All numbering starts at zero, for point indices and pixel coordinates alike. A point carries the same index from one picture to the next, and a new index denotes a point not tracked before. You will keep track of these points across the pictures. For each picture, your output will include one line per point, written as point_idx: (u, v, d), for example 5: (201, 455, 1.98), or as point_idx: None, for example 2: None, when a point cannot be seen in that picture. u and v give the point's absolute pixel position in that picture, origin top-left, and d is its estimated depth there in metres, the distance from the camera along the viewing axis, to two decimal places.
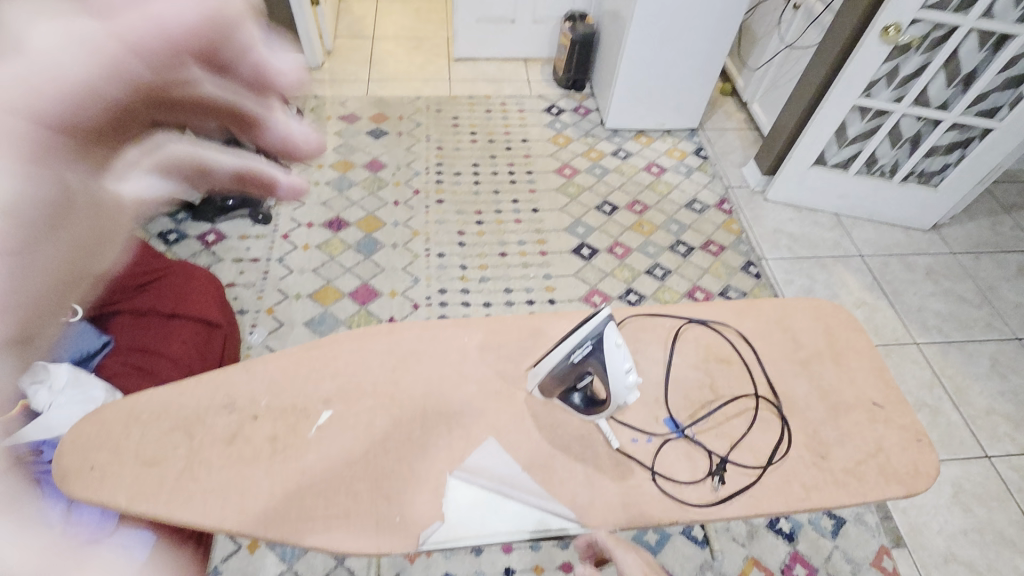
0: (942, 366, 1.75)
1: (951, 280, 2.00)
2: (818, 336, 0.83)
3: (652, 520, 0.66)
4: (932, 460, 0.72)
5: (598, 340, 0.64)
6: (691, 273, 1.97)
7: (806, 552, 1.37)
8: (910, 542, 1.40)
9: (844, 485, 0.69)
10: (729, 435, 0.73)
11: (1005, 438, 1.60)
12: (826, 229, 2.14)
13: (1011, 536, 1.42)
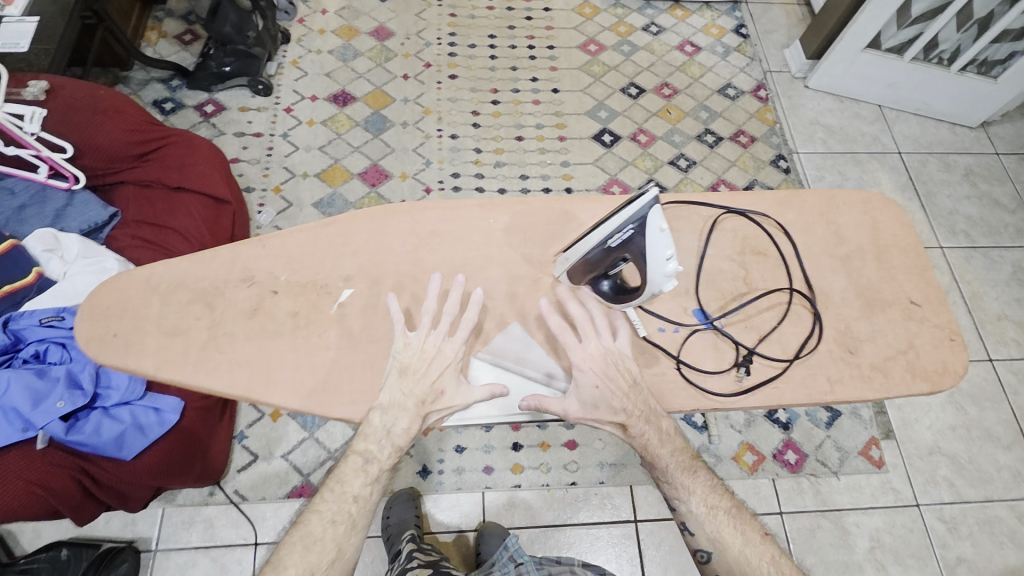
0: (962, 272, 1.72)
1: (989, 183, 1.90)
2: (862, 231, 0.79)
3: (674, 407, 0.67)
4: (962, 359, 0.71)
5: (640, 225, 0.60)
6: (716, 165, 1.87)
7: (798, 439, 1.43)
8: (901, 435, 1.46)
9: (869, 380, 0.69)
10: (758, 328, 0.71)
11: (1011, 343, 1.61)
12: (866, 122, 1.99)
13: (998, 433, 1.48)
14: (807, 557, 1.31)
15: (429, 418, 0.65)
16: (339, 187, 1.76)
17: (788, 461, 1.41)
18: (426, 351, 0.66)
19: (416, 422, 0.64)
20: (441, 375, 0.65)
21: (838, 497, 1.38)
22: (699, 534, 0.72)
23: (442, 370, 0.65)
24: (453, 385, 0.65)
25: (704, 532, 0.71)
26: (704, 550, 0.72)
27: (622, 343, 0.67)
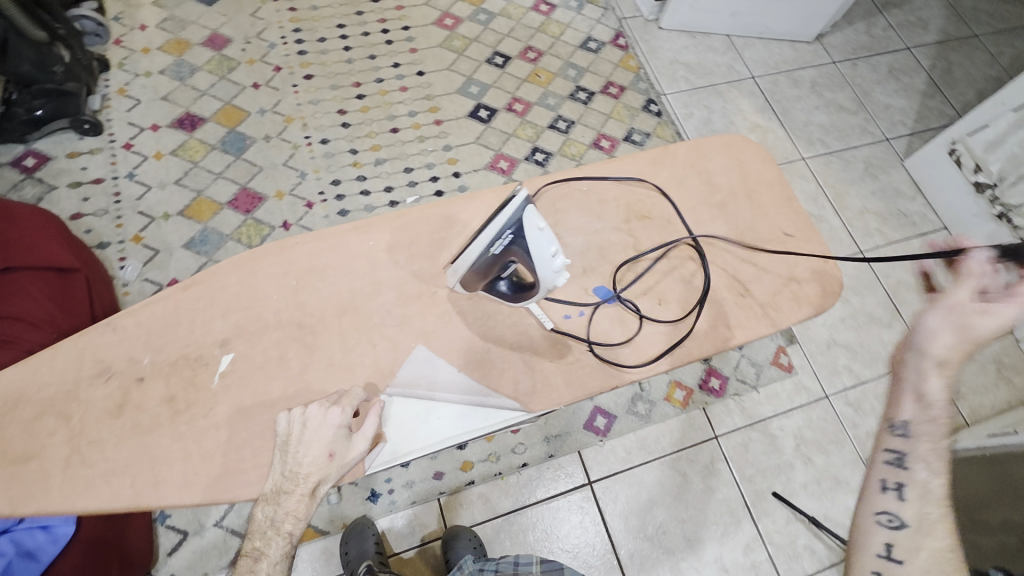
0: (825, 178, 1.88)
1: (833, 91, 2.07)
2: (731, 175, 0.82)
3: (594, 390, 0.67)
4: (837, 277, 0.77)
5: (518, 228, 0.58)
6: (594, 120, 1.90)
7: (718, 365, 1.53)
8: (802, 338, 1.60)
9: (762, 317, 0.73)
10: (658, 292, 0.73)
11: (875, 233, 1.80)
12: (719, 54, 2.09)
13: (879, 315, 1.66)
14: (745, 470, 1.42)
15: (318, 489, 0.61)
16: (209, 221, 1.60)
17: (713, 388, 1.50)
18: (304, 423, 0.61)
19: (303, 500, 0.60)
20: (324, 440, 0.60)
21: (762, 408, 1.50)
22: (909, 504, 0.63)
23: (321, 436, 0.60)
24: (342, 443, 0.61)
25: (916, 506, 0.62)
26: (896, 519, 0.63)
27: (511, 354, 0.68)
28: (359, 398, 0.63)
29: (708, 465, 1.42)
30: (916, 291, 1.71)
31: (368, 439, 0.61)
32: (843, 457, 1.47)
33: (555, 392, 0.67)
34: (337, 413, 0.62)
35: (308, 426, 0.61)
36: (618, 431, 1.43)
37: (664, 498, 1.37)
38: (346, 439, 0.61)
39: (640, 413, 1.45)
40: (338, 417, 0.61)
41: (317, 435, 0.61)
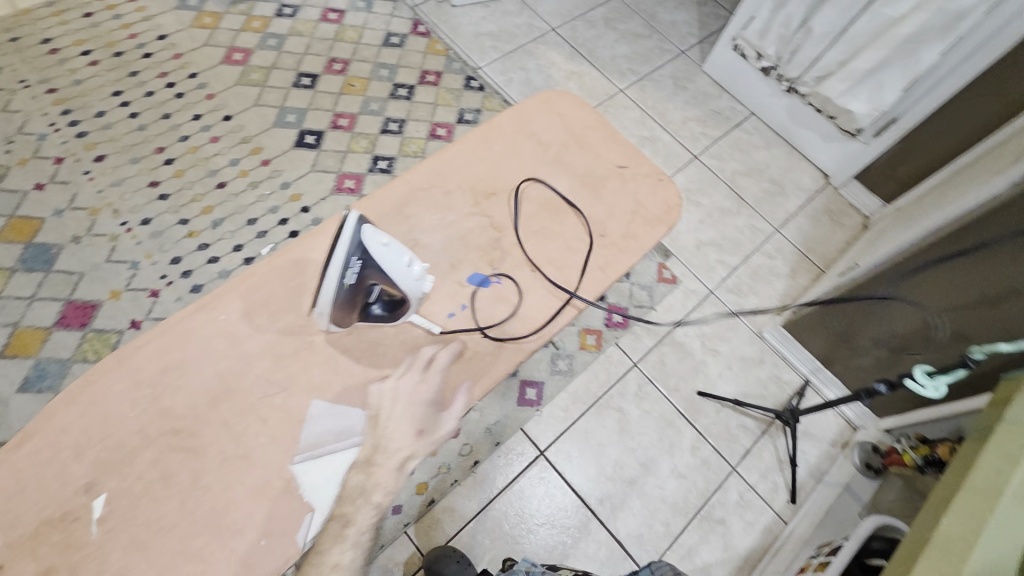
0: (645, 101, 2.03)
1: (624, 22, 2.22)
2: (556, 129, 0.86)
3: (502, 374, 0.68)
4: (675, 191, 0.84)
5: (361, 252, 0.59)
6: (423, 113, 1.88)
7: (615, 300, 1.62)
8: (674, 248, 1.74)
9: (625, 249, 0.78)
10: (528, 260, 0.75)
11: (701, 136, 1.98)
12: (515, 16, 2.15)
13: (728, 206, 1.85)
14: (669, 382, 1.53)
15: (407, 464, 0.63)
16: (40, 352, 1.39)
17: (617, 322, 1.59)
18: (397, 397, 0.64)
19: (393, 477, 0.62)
20: (411, 416, 0.63)
21: (663, 323, 1.61)
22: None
23: (411, 409, 0.64)
24: (431, 418, 0.64)
25: None
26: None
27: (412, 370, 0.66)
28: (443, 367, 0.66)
29: (637, 391, 1.51)
30: (749, 176, 1.92)
31: (455, 417, 0.64)
32: (741, 338, 1.63)
33: (467, 391, 0.67)
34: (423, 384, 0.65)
35: (400, 398, 0.64)
36: (550, 395, 1.47)
37: (611, 437, 1.45)
38: (434, 414, 0.64)
39: (563, 370, 1.50)
40: (428, 390, 0.65)
41: (416, 403, 0.64)
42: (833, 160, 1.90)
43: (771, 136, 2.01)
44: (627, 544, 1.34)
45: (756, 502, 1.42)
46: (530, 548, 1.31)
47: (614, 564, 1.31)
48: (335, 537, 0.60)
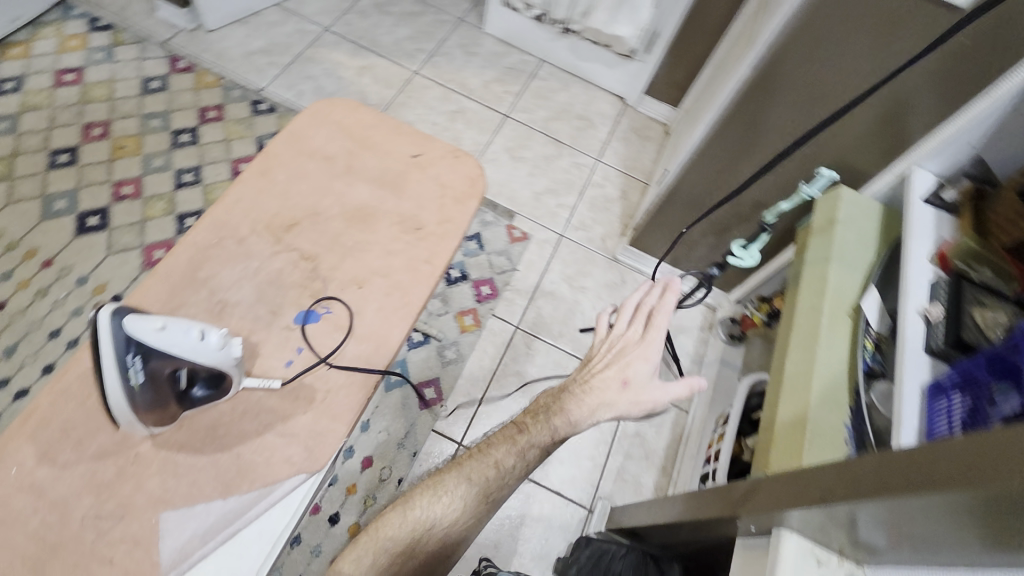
0: (442, 75, 2.02)
1: (395, 3, 2.17)
2: (336, 138, 0.83)
3: (360, 401, 0.66)
4: (474, 162, 0.85)
5: (141, 345, 0.56)
6: (217, 152, 1.71)
7: (479, 274, 1.63)
8: (516, 207, 1.79)
9: (444, 234, 0.78)
10: (352, 278, 0.72)
11: (506, 94, 2.03)
12: (282, 24, 2.01)
13: (550, 152, 1.93)
14: (553, 331, 1.59)
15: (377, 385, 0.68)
16: None
17: (487, 294, 1.61)
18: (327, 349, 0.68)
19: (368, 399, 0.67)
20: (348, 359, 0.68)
21: (530, 279, 1.66)
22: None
23: (346, 353, 0.68)
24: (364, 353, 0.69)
25: None
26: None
27: (261, 440, 0.63)
28: (351, 313, 0.70)
29: (527, 349, 1.55)
30: (559, 119, 2.02)
31: (382, 348, 0.69)
32: (600, 267, 1.74)
33: (329, 432, 0.64)
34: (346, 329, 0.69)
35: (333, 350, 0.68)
36: (449, 387, 1.46)
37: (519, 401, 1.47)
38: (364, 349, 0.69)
39: (452, 358, 1.50)
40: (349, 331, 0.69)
41: (345, 344, 0.68)
42: (625, 82, 2.05)
43: (566, 77, 2.12)
44: (564, 490, 1.41)
45: None
46: (480, 536, 1.32)
47: (558, 514, 1.38)
48: (509, 435, 0.83)
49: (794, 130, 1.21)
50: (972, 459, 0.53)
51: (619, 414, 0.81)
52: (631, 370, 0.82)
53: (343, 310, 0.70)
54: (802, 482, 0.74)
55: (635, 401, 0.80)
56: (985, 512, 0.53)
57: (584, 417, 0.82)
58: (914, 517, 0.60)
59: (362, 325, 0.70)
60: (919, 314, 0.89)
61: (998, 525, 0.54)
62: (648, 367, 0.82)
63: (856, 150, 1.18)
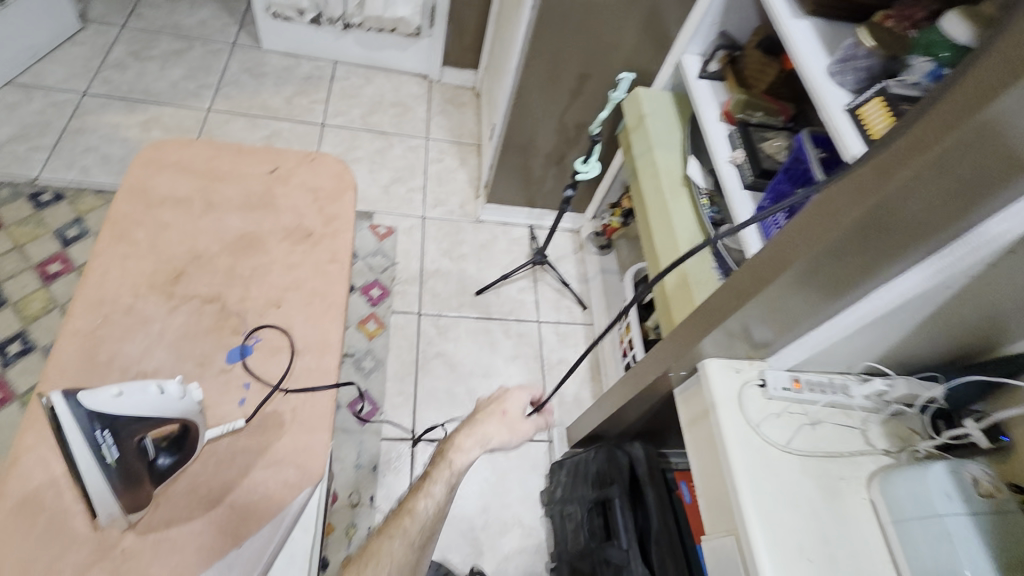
0: (240, 104, 1.92)
1: (152, 47, 1.99)
2: (184, 180, 0.83)
3: (328, 403, 0.69)
4: (332, 159, 0.89)
5: (106, 418, 0.55)
6: (11, 263, 1.46)
7: (363, 281, 1.63)
8: (371, 206, 1.79)
9: (335, 231, 0.81)
10: (268, 302, 0.74)
11: (314, 105, 1.99)
12: (26, 102, 1.74)
13: (380, 145, 1.95)
14: (454, 303, 1.65)
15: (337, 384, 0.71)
16: None
17: (379, 295, 1.61)
18: (275, 372, 0.69)
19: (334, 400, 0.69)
20: (300, 374, 0.70)
21: (413, 266, 1.69)
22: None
23: (296, 369, 0.70)
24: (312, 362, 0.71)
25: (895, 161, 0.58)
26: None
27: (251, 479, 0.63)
28: (283, 332, 0.72)
29: (437, 328, 1.60)
30: (376, 114, 2.04)
31: (327, 351, 0.72)
32: (471, 232, 1.82)
33: (312, 441, 0.66)
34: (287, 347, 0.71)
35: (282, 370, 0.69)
36: (381, 393, 1.45)
37: (450, 376, 1.52)
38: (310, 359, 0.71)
39: (371, 367, 1.48)
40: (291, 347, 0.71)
41: (292, 359, 0.70)
42: (421, 60, 2.15)
43: (365, 72, 2.15)
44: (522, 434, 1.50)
45: (568, 328, 1.70)
46: (466, 508, 1.37)
47: (526, 457, 1.47)
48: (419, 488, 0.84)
49: (582, 56, 1.39)
50: (794, 237, 0.71)
51: (499, 441, 0.92)
52: (508, 402, 0.94)
53: (275, 333, 0.71)
54: (699, 321, 0.91)
55: (511, 427, 0.92)
56: (816, 270, 0.72)
57: (477, 445, 0.88)
58: (780, 301, 0.79)
59: (298, 337, 0.72)
60: (729, 161, 1.12)
61: (826, 277, 0.73)
62: (523, 399, 0.96)
63: (635, 56, 1.39)
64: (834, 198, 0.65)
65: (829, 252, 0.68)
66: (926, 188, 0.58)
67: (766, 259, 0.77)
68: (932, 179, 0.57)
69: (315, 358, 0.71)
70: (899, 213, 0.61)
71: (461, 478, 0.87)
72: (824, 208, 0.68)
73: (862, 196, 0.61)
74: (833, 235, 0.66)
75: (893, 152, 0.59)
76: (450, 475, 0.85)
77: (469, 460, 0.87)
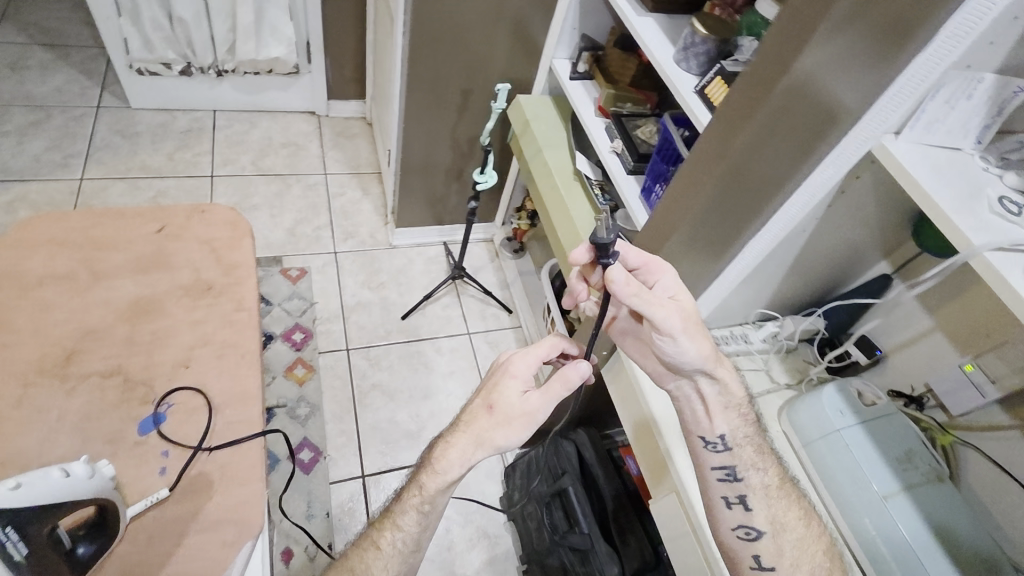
0: (116, 168, 1.81)
1: (4, 121, 1.84)
2: (63, 256, 0.78)
3: (255, 453, 0.67)
4: (223, 208, 0.87)
5: (7, 515, 0.51)
6: None
7: (283, 327, 1.58)
8: (278, 251, 1.75)
9: (237, 279, 0.80)
10: (175, 364, 0.72)
11: (199, 158, 1.92)
12: None
13: (277, 188, 1.91)
14: (381, 332, 1.64)
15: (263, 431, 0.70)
16: None
17: (303, 338, 1.57)
18: (192, 433, 0.67)
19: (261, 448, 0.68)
20: (220, 431, 0.68)
21: (332, 303, 1.67)
22: (755, 512, 0.76)
23: (215, 426, 0.68)
24: (232, 415, 0.69)
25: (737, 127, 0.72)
26: (751, 529, 0.76)
27: (183, 548, 0.61)
28: (194, 392, 0.70)
29: (368, 360, 1.58)
30: (267, 157, 1.99)
31: (248, 401, 0.70)
32: (386, 259, 1.82)
33: (243, 495, 0.64)
34: (201, 406, 0.69)
35: (200, 430, 0.67)
36: (322, 436, 1.42)
37: (390, 405, 1.51)
38: (228, 414, 0.69)
39: (305, 413, 1.44)
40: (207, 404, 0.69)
41: (210, 416, 0.68)
42: (305, 97, 2.12)
43: (249, 117, 2.10)
44: None
45: (498, 335, 1.74)
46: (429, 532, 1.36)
47: (479, 468, 1.48)
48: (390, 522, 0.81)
49: (461, 73, 1.45)
50: (684, 194, 0.84)
51: (502, 439, 0.75)
52: (499, 395, 0.78)
53: (187, 393, 0.70)
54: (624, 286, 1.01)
55: (504, 423, 0.76)
56: (701, 224, 0.83)
57: (459, 464, 0.77)
58: (680, 260, 0.91)
59: (213, 394, 0.70)
60: (611, 152, 1.20)
61: (717, 230, 0.85)
62: (517, 386, 0.79)
63: (510, 66, 1.46)
64: (706, 155, 0.78)
65: (711, 204, 0.80)
66: (768, 139, 0.70)
67: (667, 218, 0.89)
68: (772, 130, 0.69)
69: (232, 411, 0.70)
70: (750, 168, 0.74)
71: (440, 502, 0.80)
72: (694, 171, 0.81)
73: (724, 150, 0.74)
74: (711, 187, 0.78)
75: (739, 110, 0.71)
76: (422, 503, 0.80)
77: (445, 487, 0.78)
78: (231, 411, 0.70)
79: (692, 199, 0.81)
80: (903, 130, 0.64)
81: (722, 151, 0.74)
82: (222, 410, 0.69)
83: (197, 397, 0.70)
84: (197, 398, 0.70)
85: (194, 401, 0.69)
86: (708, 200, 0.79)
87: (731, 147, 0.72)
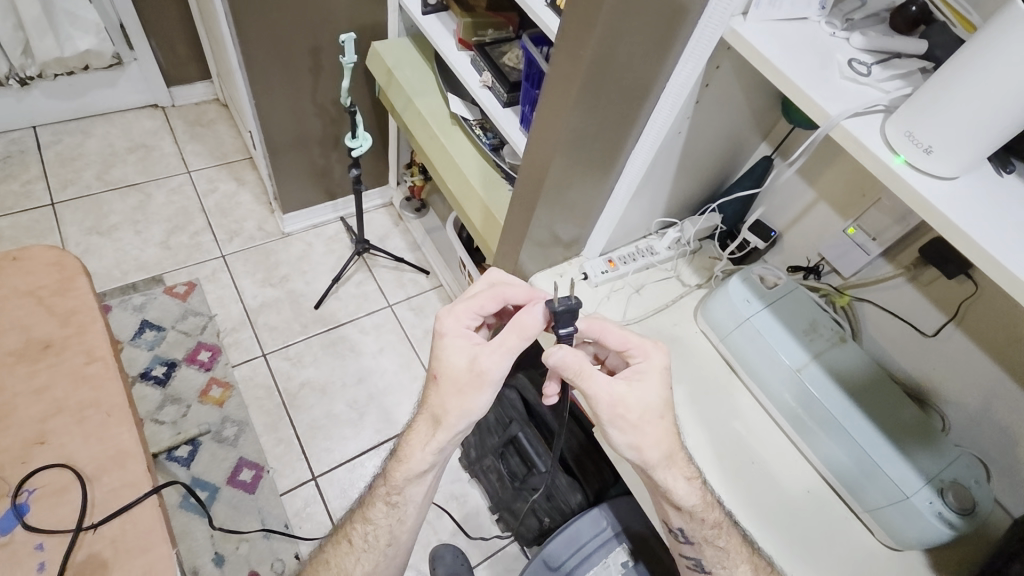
0: None
1: None
2: None
3: (144, 510, 0.62)
4: (40, 249, 0.76)
5: None
6: None
7: (183, 350, 1.44)
8: (157, 269, 1.57)
9: (79, 327, 0.72)
10: (29, 444, 0.65)
11: (31, 186, 1.66)
12: None
13: (136, 200, 1.70)
14: (297, 327, 1.54)
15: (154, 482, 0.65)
16: None
17: (211, 356, 1.44)
18: (67, 514, 0.62)
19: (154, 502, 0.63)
20: (101, 499, 0.62)
21: (234, 311, 1.53)
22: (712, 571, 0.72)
23: (94, 496, 0.62)
24: (114, 478, 0.64)
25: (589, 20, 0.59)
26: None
27: None
28: (57, 470, 0.64)
29: (289, 360, 1.48)
30: (115, 168, 1.75)
31: (126, 457, 0.65)
32: (282, 249, 1.68)
33: (144, 558, 0.60)
34: (69, 482, 0.63)
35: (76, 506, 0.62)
36: (260, 451, 1.34)
37: (325, 400, 1.44)
38: (105, 479, 0.64)
39: (233, 434, 1.35)
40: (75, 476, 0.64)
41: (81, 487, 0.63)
42: (140, 89, 1.85)
43: (80, 126, 1.82)
44: None
45: (421, 299, 1.67)
46: None
47: None
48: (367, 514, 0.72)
49: (302, 32, 1.28)
50: (551, 116, 0.73)
51: (457, 411, 0.63)
52: (442, 361, 0.63)
53: (47, 474, 0.63)
54: (517, 233, 0.91)
55: (457, 393, 0.62)
56: (575, 141, 0.74)
57: (423, 453, 0.66)
58: (563, 186, 0.82)
59: (79, 463, 0.64)
60: (481, 86, 1.12)
61: (594, 143, 0.77)
62: (462, 344, 0.63)
63: (357, 10, 1.30)
64: (564, 65, 0.67)
65: (580, 123, 0.71)
66: (627, 29, 0.61)
67: (540, 144, 0.78)
68: (625, 21, 0.60)
69: (107, 474, 0.64)
70: (612, 63, 0.65)
71: (413, 495, 0.70)
72: (555, 82, 0.70)
73: (582, 54, 0.62)
74: (580, 101, 0.68)
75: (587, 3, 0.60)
76: (391, 495, 0.70)
77: (413, 477, 0.68)
78: (107, 473, 0.64)
79: (562, 121, 0.71)
80: (750, 9, 0.62)
81: (581, 57, 0.63)
82: (94, 475, 0.64)
83: (62, 472, 0.64)
84: (61, 472, 0.64)
85: (57, 478, 0.63)
86: (577, 112, 0.69)
87: (589, 50, 0.62)
